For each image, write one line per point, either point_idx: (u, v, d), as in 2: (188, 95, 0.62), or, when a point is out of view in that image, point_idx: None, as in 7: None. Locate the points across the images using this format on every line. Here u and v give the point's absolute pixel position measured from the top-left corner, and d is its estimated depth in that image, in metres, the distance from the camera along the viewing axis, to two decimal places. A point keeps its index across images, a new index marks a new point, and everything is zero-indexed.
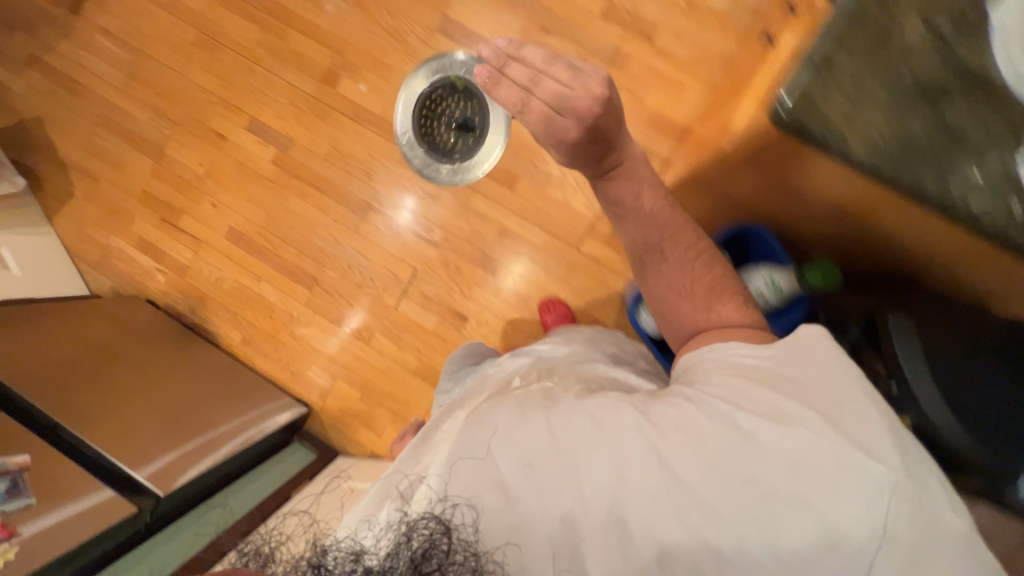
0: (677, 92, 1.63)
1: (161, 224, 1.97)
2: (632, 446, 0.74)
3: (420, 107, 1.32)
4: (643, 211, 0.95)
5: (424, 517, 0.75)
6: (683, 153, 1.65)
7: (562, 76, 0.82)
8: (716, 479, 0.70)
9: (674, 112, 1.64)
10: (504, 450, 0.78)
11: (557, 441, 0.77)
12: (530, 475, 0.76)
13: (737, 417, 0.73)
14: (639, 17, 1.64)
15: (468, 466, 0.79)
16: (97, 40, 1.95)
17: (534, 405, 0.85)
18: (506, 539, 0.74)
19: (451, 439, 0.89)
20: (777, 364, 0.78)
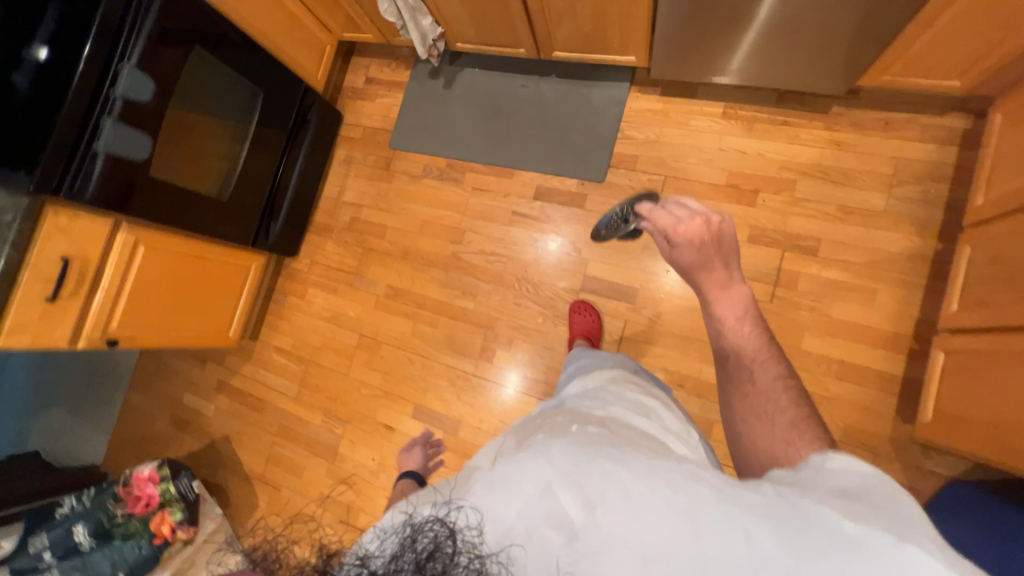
0: (868, 300, 1.49)
1: (340, 526, 1.95)
2: (684, 492, 0.56)
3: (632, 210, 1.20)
4: (733, 334, 0.83)
5: (431, 522, 0.58)
6: (905, 363, 1.43)
7: (689, 206, 0.88)
8: (768, 525, 0.52)
9: (873, 322, 1.47)
10: (550, 473, 0.59)
11: (608, 476, 0.58)
12: (564, 508, 0.57)
13: (826, 510, 0.52)
14: (791, 234, 1.58)
15: (495, 480, 0.61)
16: (273, 358, 2.20)
17: (594, 441, 0.65)
18: (514, 546, 0.56)
19: (487, 446, 0.72)
20: (889, 487, 0.57)
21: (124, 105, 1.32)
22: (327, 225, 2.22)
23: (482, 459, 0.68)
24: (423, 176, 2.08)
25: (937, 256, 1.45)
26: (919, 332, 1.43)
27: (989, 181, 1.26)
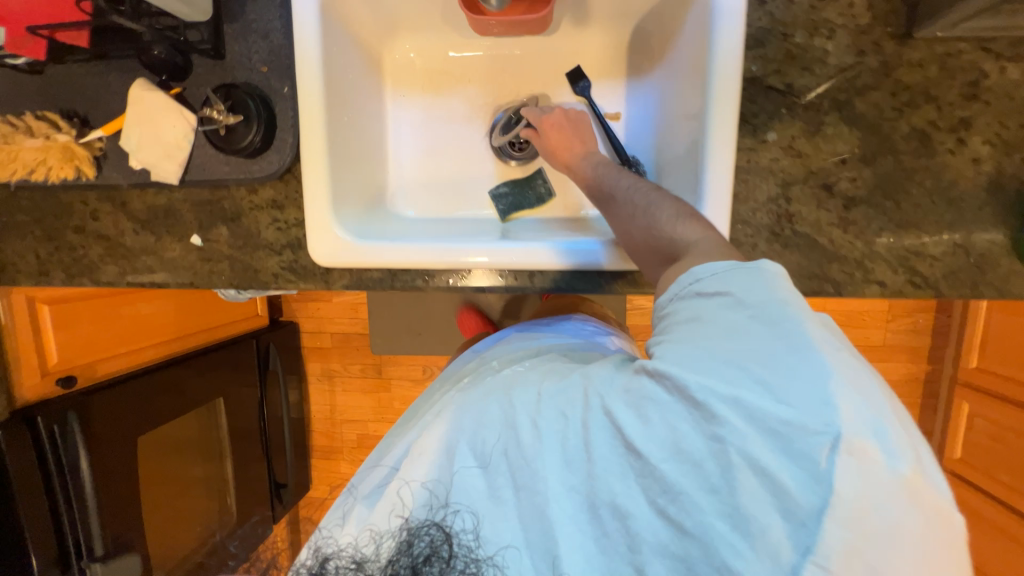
0: None
1: None
2: (575, 411, 0.50)
3: (532, 183, 0.88)
4: (602, 191, 0.69)
5: (425, 522, 0.55)
6: None
7: (555, 116, 0.78)
8: (639, 415, 0.45)
9: None
10: (462, 445, 0.56)
11: (516, 434, 0.52)
12: (474, 473, 0.54)
13: (682, 365, 0.43)
14: None
15: (424, 473, 0.57)
16: None
17: (502, 386, 0.60)
18: (464, 513, 0.53)
19: (422, 418, 0.67)
20: (767, 278, 0.45)
21: None
22: (331, 446, 2.00)
23: (417, 432, 0.65)
24: (425, 378, 1.89)
25: (927, 377, 1.66)
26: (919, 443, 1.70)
27: (981, 346, 1.49)
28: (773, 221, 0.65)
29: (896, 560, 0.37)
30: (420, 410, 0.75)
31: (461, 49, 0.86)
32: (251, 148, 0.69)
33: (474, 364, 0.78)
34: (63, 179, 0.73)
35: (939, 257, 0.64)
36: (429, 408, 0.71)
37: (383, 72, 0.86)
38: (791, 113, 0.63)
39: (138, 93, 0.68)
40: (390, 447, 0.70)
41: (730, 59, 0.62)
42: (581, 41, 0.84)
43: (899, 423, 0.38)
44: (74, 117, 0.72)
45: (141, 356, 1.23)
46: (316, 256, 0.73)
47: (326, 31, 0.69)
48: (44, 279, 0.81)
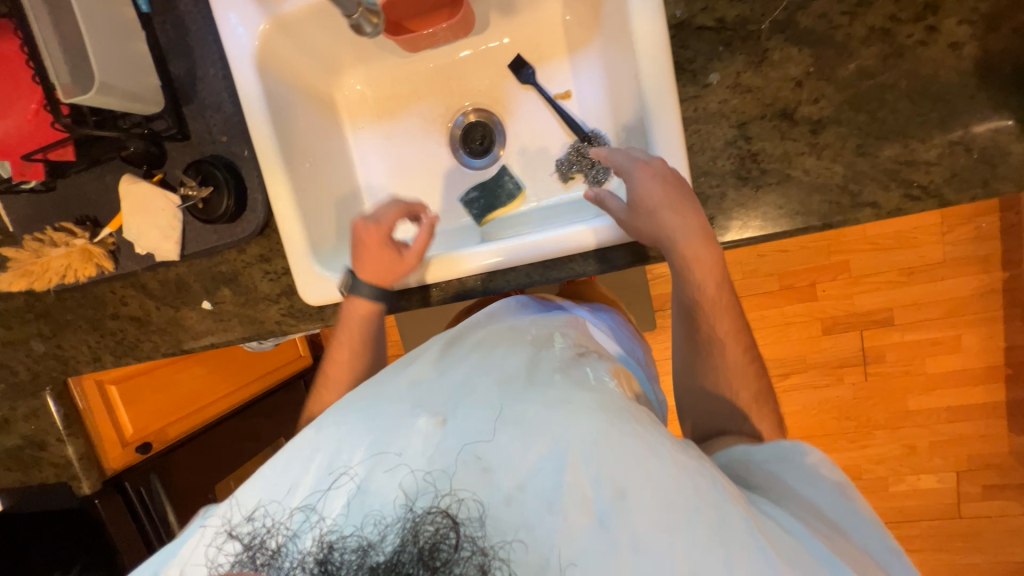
0: (956, 346, 1.54)
1: None
2: (712, 489, 0.45)
3: (499, 179, 0.87)
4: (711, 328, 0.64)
5: (429, 508, 0.47)
6: (1004, 389, 1.54)
7: (648, 173, 0.60)
8: (787, 556, 0.42)
9: (966, 363, 1.55)
10: (568, 454, 0.47)
11: (640, 479, 0.45)
12: (581, 495, 0.45)
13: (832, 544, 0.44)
14: (863, 313, 1.57)
15: (507, 467, 0.48)
16: None
17: (618, 403, 0.52)
18: (474, 501, 0.47)
19: (473, 381, 0.57)
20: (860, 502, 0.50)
21: None
22: None
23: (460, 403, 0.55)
24: None
25: (1005, 286, 1.48)
26: (1009, 360, 1.52)
27: None
28: (737, 164, 0.62)
29: None
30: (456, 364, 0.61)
31: (405, 69, 0.88)
32: (229, 213, 0.75)
33: (514, 328, 0.67)
34: (90, 276, 0.83)
35: (936, 160, 0.57)
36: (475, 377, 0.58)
37: (339, 111, 0.90)
38: (730, 49, 0.59)
39: (126, 188, 0.76)
40: (413, 387, 0.59)
41: (650, 11, 0.59)
42: (517, 30, 0.83)
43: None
44: (86, 221, 0.82)
45: (198, 418, 1.34)
46: (309, 298, 0.78)
47: (272, 91, 0.74)
48: (99, 363, 0.93)
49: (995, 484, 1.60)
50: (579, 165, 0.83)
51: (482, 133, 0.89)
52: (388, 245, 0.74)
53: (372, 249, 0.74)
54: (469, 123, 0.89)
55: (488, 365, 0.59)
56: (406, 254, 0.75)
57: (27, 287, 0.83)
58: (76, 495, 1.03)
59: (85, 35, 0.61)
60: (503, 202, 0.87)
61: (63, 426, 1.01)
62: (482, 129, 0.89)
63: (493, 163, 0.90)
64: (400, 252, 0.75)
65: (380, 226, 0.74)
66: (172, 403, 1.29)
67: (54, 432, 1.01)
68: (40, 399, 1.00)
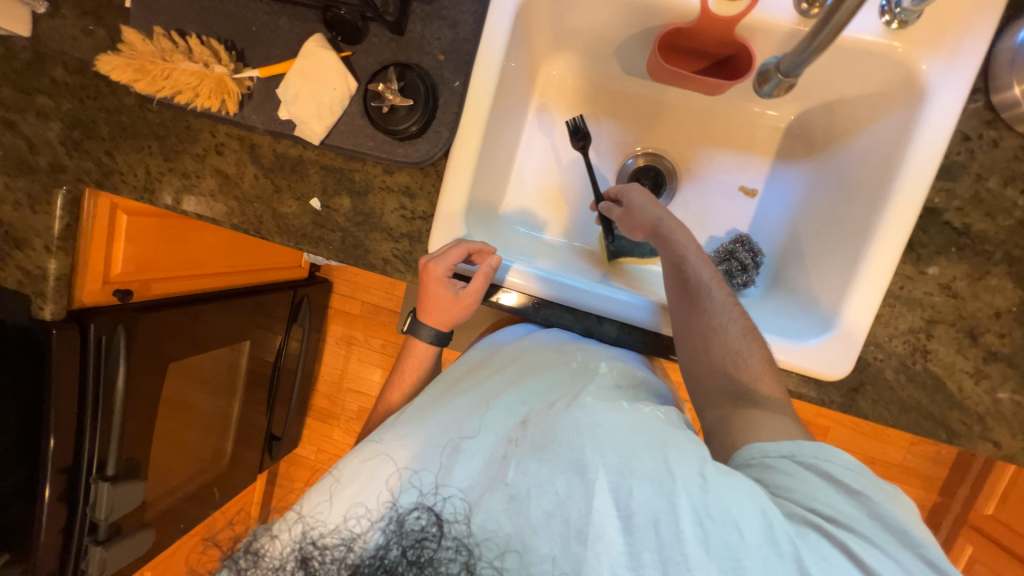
0: None
1: None
2: (760, 533, 0.43)
3: None
4: None
5: (412, 506, 0.50)
6: None
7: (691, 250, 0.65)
8: None
9: None
10: (601, 480, 0.46)
11: (677, 516, 0.44)
12: (609, 531, 0.45)
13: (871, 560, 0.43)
14: None
15: (536, 493, 0.47)
16: None
17: (656, 431, 0.51)
18: (456, 499, 0.50)
19: (502, 399, 0.58)
20: (893, 503, 0.47)
21: (109, 532, 1.01)
22: (330, 412, 1.92)
23: (483, 423, 0.55)
24: None
25: (933, 507, 1.65)
26: None
27: (1000, 500, 1.48)
28: (907, 352, 0.64)
29: None
30: (497, 374, 0.65)
31: (618, 82, 0.84)
32: (406, 134, 0.68)
33: (566, 347, 0.68)
34: (204, 109, 0.71)
35: None
36: (508, 394, 0.59)
37: (535, 86, 0.84)
38: (960, 253, 0.62)
39: (312, 48, 0.67)
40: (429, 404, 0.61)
41: (919, 181, 0.61)
42: (741, 110, 0.82)
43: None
44: (232, 49, 0.71)
45: (190, 285, 1.18)
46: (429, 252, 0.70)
47: (512, 42, 0.68)
48: (148, 196, 0.79)
49: None
50: (726, 263, 0.80)
51: (649, 178, 0.85)
52: (444, 285, 0.68)
53: (429, 290, 0.69)
54: (648, 164, 0.86)
55: (529, 391, 0.60)
56: (463, 296, 0.69)
57: (129, 82, 0.71)
58: (31, 316, 0.89)
59: None
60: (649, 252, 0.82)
61: (59, 234, 0.88)
62: (574, 130, 0.79)
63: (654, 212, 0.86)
64: (456, 291, 0.70)
65: (437, 271, 0.67)
66: (172, 258, 1.12)
67: (44, 237, 0.87)
68: (49, 195, 0.86)
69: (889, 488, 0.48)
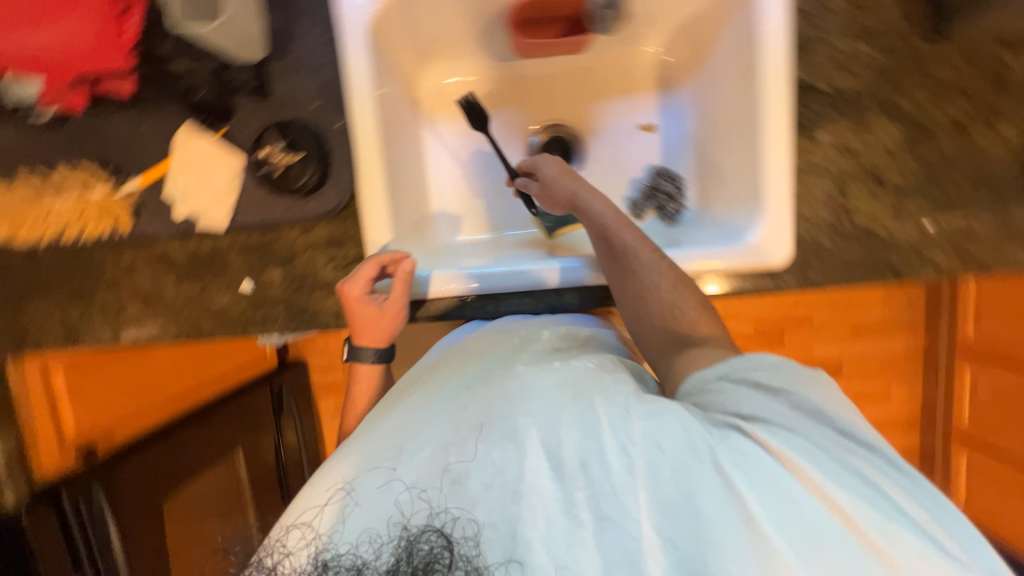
0: (889, 397, 1.76)
1: None
2: (680, 449, 0.44)
3: None
4: None
5: (424, 527, 0.46)
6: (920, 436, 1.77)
7: (609, 209, 0.68)
8: (767, 501, 0.42)
9: (895, 413, 1.77)
10: (531, 435, 0.47)
11: (604, 452, 0.45)
12: (545, 485, 0.45)
13: (795, 446, 0.43)
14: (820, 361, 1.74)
15: (474, 468, 0.47)
16: None
17: (582, 382, 0.51)
18: (464, 518, 0.46)
19: (457, 389, 0.56)
20: (815, 389, 0.47)
21: None
22: None
23: (434, 414, 0.53)
24: None
25: (926, 349, 1.72)
26: (926, 412, 1.75)
27: (977, 317, 1.55)
28: (833, 214, 0.69)
29: None
30: (452, 368, 0.63)
31: (495, 71, 0.86)
32: (308, 187, 0.67)
33: (507, 330, 0.69)
34: (95, 235, 0.70)
35: (986, 237, 0.68)
36: (463, 381, 0.58)
37: (419, 101, 0.85)
38: (838, 112, 0.68)
39: (183, 138, 0.66)
40: (387, 412, 0.58)
41: (778, 63, 0.66)
42: (614, 57, 0.86)
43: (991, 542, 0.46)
44: (106, 165, 0.68)
45: (157, 414, 1.11)
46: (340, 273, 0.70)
47: (378, 66, 0.69)
48: (73, 342, 0.75)
49: None
50: (653, 201, 0.85)
51: (555, 147, 0.87)
52: (366, 304, 0.68)
53: (354, 310, 0.69)
54: (551, 136, 0.88)
55: (473, 376, 0.58)
56: (387, 306, 0.69)
57: (9, 235, 0.70)
58: None
59: None
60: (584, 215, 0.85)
61: None
62: (468, 109, 0.80)
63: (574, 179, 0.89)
64: (380, 304, 0.69)
65: (354, 290, 0.68)
66: (128, 395, 1.06)
67: None
68: None
69: (814, 375, 0.49)
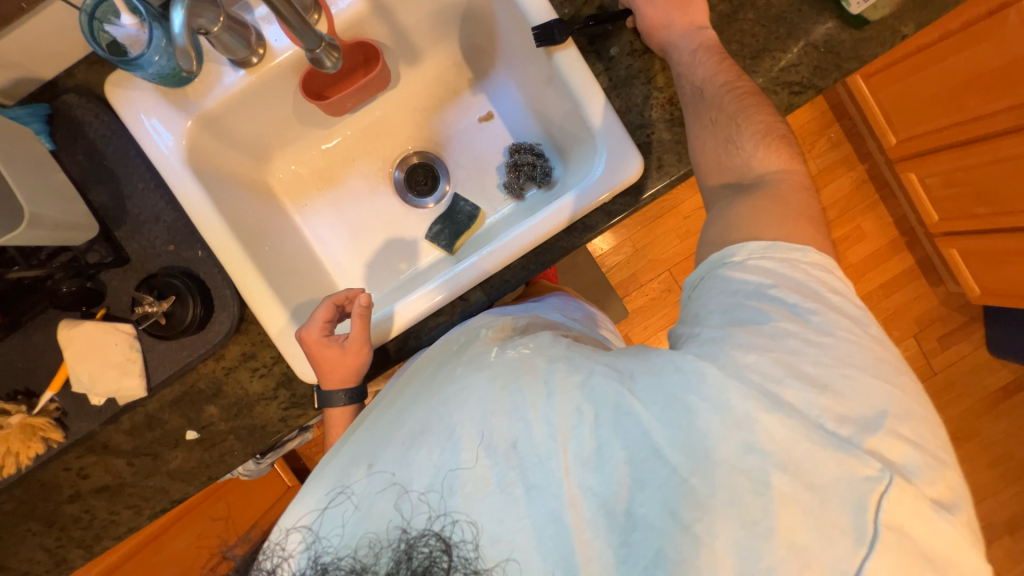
0: (862, 234, 1.74)
1: None
2: (606, 406, 0.46)
3: (458, 204, 0.88)
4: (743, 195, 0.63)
5: (423, 529, 0.43)
6: (911, 254, 1.74)
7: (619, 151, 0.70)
8: (668, 422, 0.44)
9: (876, 245, 1.74)
10: (468, 433, 0.46)
11: (531, 429, 0.46)
12: (481, 471, 0.45)
13: (720, 338, 0.48)
14: None
15: (417, 472, 0.45)
16: None
17: (515, 368, 0.51)
18: (465, 520, 0.43)
19: (413, 395, 0.54)
20: (778, 279, 0.52)
21: None
22: None
23: (396, 421, 0.52)
24: None
25: (869, 174, 1.71)
26: (902, 230, 1.73)
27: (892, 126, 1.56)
28: (662, 111, 0.74)
29: (846, 518, 0.41)
30: (410, 381, 0.61)
31: (330, 138, 0.90)
32: (197, 320, 0.70)
33: (449, 339, 0.66)
34: (34, 456, 0.70)
35: (798, 62, 0.72)
36: (421, 383, 0.57)
37: (278, 196, 0.89)
38: (617, 26, 0.74)
39: (67, 334, 0.68)
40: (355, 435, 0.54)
41: (545, 15, 0.72)
42: (424, 76, 0.91)
43: (903, 393, 0.46)
44: (18, 394, 0.70)
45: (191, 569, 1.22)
46: (275, 332, 0.71)
47: (212, 188, 0.73)
48: (65, 566, 0.75)
49: (948, 335, 1.75)
50: (522, 175, 0.87)
51: (421, 175, 0.92)
52: (327, 344, 0.69)
53: (314, 355, 0.69)
54: (409, 169, 0.92)
55: (415, 391, 0.56)
56: (349, 344, 0.69)
57: None
58: None
59: (4, 171, 0.59)
60: (468, 219, 0.87)
61: None
62: (421, 168, 0.92)
63: (447, 194, 0.92)
64: (341, 343, 0.69)
65: (313, 334, 0.69)
66: (190, 534, 1.24)
67: None
68: None
69: (796, 259, 0.53)
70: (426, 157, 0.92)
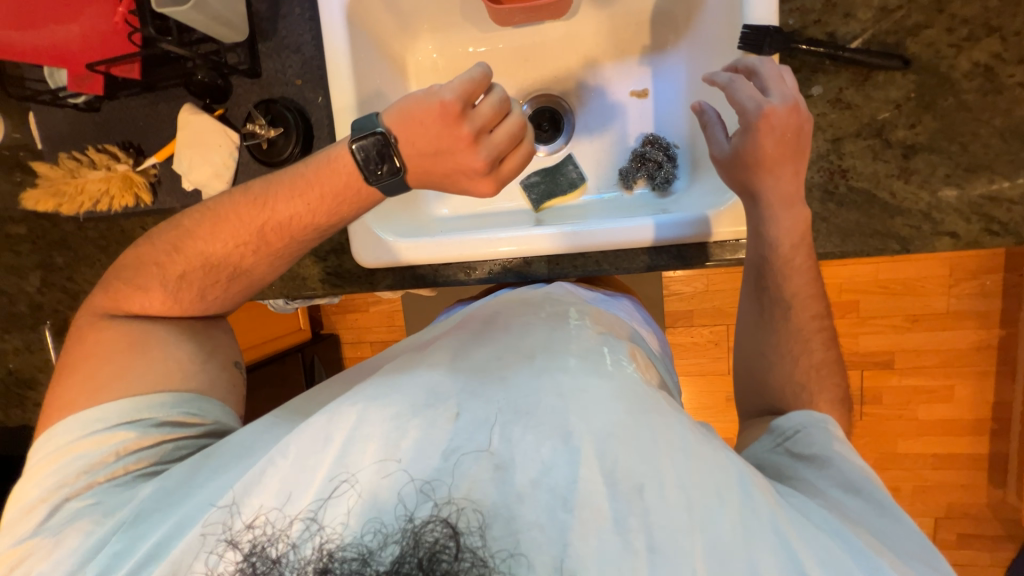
0: (950, 397, 1.53)
1: None
2: (748, 500, 0.40)
3: (565, 167, 0.84)
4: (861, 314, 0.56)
5: (429, 516, 0.38)
6: (988, 443, 1.54)
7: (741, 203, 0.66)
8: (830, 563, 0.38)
9: (957, 415, 1.53)
10: (589, 448, 0.40)
11: (662, 479, 0.40)
12: (597, 497, 0.39)
13: (862, 521, 0.44)
14: (865, 353, 1.53)
15: (519, 459, 0.40)
16: None
17: (641, 395, 0.45)
18: (510, 533, 0.37)
19: (499, 363, 0.49)
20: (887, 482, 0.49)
21: None
22: None
23: (478, 382, 0.46)
24: None
25: (1002, 343, 1.47)
26: (996, 415, 1.51)
27: None
28: (826, 179, 0.63)
29: None
30: (481, 340, 0.54)
31: (481, 44, 0.85)
32: (291, 159, 0.72)
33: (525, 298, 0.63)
34: (124, 206, 0.78)
35: (1018, 200, 0.59)
36: (489, 353, 0.51)
37: (408, 75, 0.86)
38: (836, 64, 0.62)
39: (186, 117, 0.73)
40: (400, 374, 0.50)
41: (766, 18, 0.61)
42: (602, 20, 0.82)
43: None
44: (130, 148, 0.77)
45: None
46: None
47: (357, 44, 0.72)
48: None
49: (971, 536, 1.58)
50: (643, 170, 0.81)
51: (543, 120, 0.87)
52: (457, 121, 0.55)
53: (418, 130, 0.57)
54: (538, 108, 0.87)
55: (501, 352, 0.51)
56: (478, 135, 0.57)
57: (54, 208, 0.80)
58: None
59: None
60: (569, 186, 0.83)
61: (57, 364, 0.92)
62: (549, 114, 0.87)
63: (561, 150, 0.87)
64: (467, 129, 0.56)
65: (447, 102, 0.55)
66: None
67: (48, 370, 0.93)
68: (38, 331, 0.91)
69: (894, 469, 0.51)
70: (557, 103, 0.86)
